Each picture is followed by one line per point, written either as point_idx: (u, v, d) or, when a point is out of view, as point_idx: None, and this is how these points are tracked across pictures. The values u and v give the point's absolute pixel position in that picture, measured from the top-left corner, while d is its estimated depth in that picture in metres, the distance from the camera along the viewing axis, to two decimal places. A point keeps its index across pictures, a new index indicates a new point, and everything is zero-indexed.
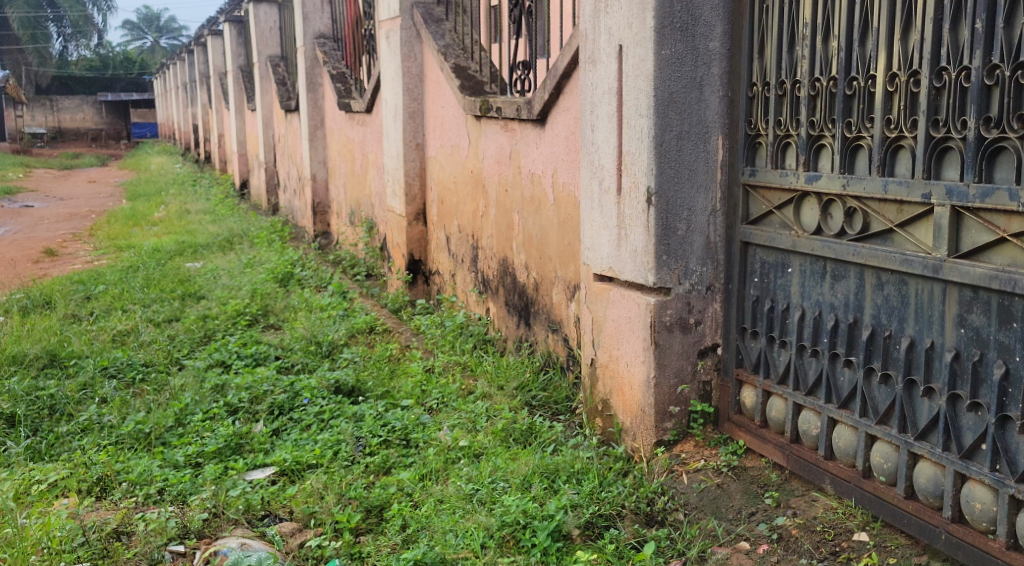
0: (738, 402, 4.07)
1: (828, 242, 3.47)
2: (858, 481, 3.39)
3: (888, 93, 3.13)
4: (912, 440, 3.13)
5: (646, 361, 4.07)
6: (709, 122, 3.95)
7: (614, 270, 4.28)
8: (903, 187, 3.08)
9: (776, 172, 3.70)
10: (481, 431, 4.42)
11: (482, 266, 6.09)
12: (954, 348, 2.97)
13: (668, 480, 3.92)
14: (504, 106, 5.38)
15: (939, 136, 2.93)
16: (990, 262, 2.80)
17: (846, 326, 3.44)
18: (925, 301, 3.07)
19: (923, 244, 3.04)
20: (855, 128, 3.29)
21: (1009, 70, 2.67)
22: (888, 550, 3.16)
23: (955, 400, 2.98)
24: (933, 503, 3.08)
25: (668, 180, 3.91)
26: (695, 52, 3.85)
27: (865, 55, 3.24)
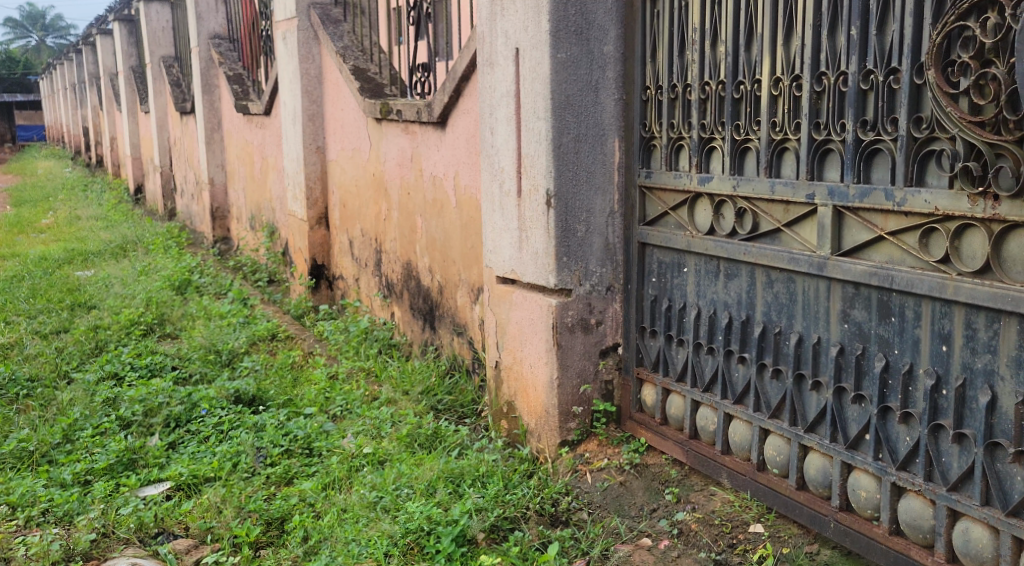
0: (639, 400, 4.15)
1: (720, 242, 3.56)
2: (753, 474, 3.48)
3: (773, 96, 3.24)
4: (802, 433, 3.24)
5: (549, 362, 4.11)
6: (605, 125, 4.00)
7: (516, 272, 4.30)
8: (789, 188, 3.18)
9: (670, 174, 3.78)
10: (385, 438, 4.38)
11: (386, 270, 6.03)
12: (839, 343, 3.08)
13: (573, 481, 3.98)
14: (405, 109, 5.35)
15: (821, 139, 3.04)
16: (869, 260, 2.91)
17: (739, 324, 3.54)
18: (811, 298, 3.18)
19: (808, 243, 3.14)
20: (743, 130, 3.39)
21: (881, 75, 2.77)
22: (782, 541, 3.26)
23: (840, 393, 3.09)
24: (822, 493, 3.19)
25: (567, 183, 3.95)
26: (590, 55, 3.89)
27: (751, 60, 3.34)
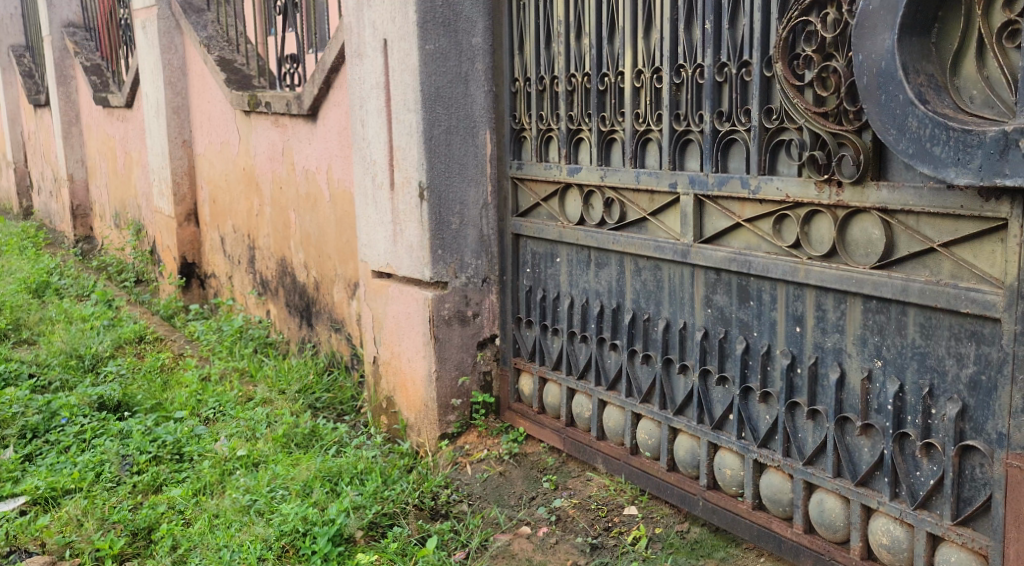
0: (517, 390, 4.19)
1: (590, 232, 3.62)
2: (627, 458, 3.56)
3: (635, 88, 3.31)
4: (672, 416, 3.33)
5: (427, 356, 4.09)
6: (476, 117, 4.00)
7: (391, 266, 4.25)
8: (653, 177, 3.26)
9: (540, 165, 3.83)
10: (260, 438, 4.27)
11: (260, 267, 5.87)
12: (703, 327, 3.18)
13: (453, 473, 3.98)
14: (273, 101, 5.22)
15: (681, 129, 3.12)
16: (728, 246, 3.01)
17: (610, 311, 3.61)
18: (677, 285, 3.27)
19: (672, 231, 3.23)
20: (609, 122, 3.45)
21: (735, 68, 2.86)
22: (655, 521, 3.34)
23: (706, 376, 3.19)
24: (691, 473, 3.29)
25: (439, 175, 3.93)
26: (458, 47, 3.89)
27: (614, 53, 3.41)
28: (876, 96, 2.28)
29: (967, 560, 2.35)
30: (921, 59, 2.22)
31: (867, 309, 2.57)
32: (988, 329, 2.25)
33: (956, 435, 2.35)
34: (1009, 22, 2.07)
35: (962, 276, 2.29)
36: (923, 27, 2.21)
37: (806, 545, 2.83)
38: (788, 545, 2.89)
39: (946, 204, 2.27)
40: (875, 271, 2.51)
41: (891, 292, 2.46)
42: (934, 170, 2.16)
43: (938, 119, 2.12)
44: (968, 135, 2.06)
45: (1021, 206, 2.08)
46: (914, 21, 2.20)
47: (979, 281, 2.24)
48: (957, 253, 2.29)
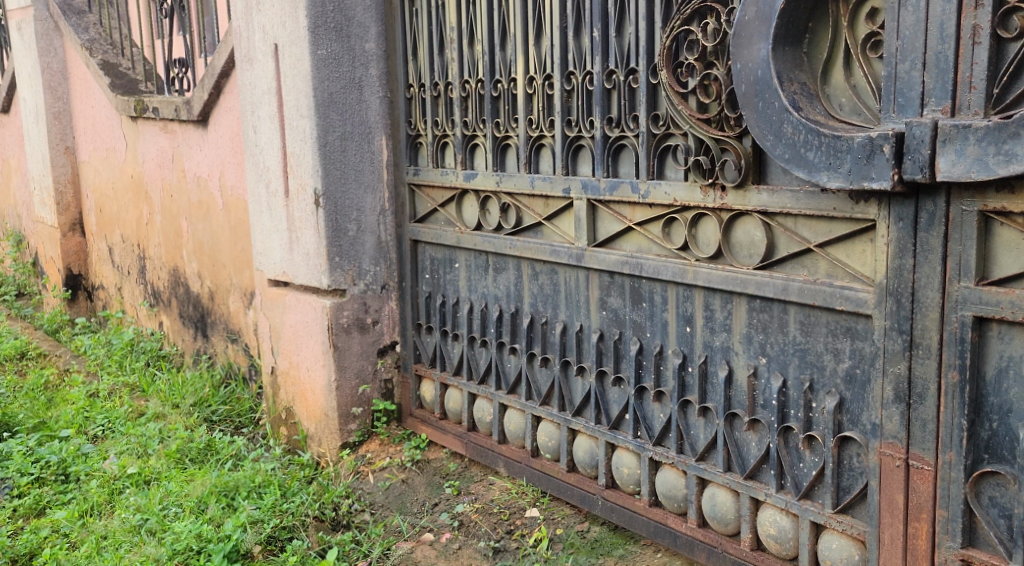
0: (419, 397, 4.18)
1: (488, 237, 3.64)
2: (528, 461, 3.59)
3: (528, 95, 3.35)
4: (570, 417, 3.37)
5: (326, 365, 4.04)
6: (371, 122, 3.98)
7: (287, 274, 4.18)
8: (547, 182, 3.30)
9: (437, 171, 3.84)
10: (152, 455, 4.14)
11: (152, 277, 5.69)
12: (599, 329, 3.24)
13: (354, 482, 3.92)
14: (162, 106, 5.09)
15: (572, 135, 3.18)
16: (621, 249, 3.07)
17: (509, 315, 3.63)
18: (573, 288, 3.32)
19: (567, 235, 3.28)
20: (503, 128, 3.48)
21: (622, 75, 2.93)
22: (556, 522, 3.37)
23: (602, 377, 3.24)
24: (590, 473, 3.33)
25: (335, 182, 3.88)
26: (351, 53, 3.86)
27: (507, 59, 3.45)
28: (753, 103, 2.37)
29: (848, 545, 2.46)
30: (793, 68, 2.32)
31: (752, 308, 2.66)
32: (862, 325, 2.35)
33: (835, 427, 2.45)
34: (872, 34, 2.18)
35: (837, 274, 2.39)
36: (795, 37, 2.32)
37: (700, 539, 2.90)
38: (684, 540, 2.96)
39: (820, 206, 2.38)
40: (757, 271, 2.60)
41: (773, 291, 2.55)
42: (808, 174, 2.25)
43: (810, 125, 2.22)
44: (838, 141, 2.16)
45: (888, 207, 2.19)
46: (786, 31, 2.30)
47: (852, 280, 2.34)
48: (832, 253, 2.39)
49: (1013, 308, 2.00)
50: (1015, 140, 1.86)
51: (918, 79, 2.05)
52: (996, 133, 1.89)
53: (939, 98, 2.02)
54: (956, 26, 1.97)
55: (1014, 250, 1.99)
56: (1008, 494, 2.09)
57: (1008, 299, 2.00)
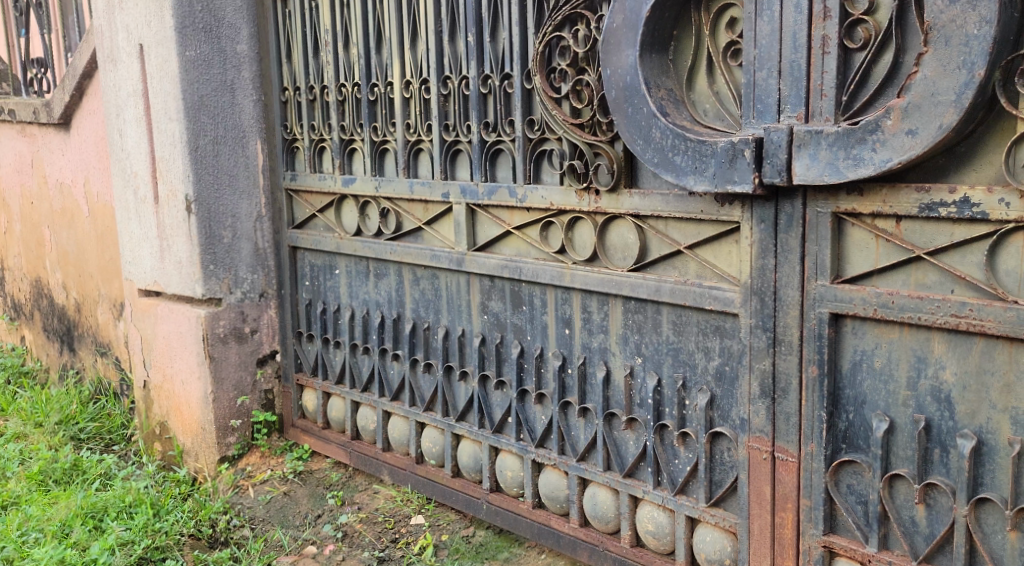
0: (300, 407, 4.09)
1: (368, 242, 3.59)
2: (412, 468, 3.55)
3: (405, 99, 3.33)
4: (454, 422, 3.35)
5: (202, 377, 3.90)
6: (244, 127, 3.87)
7: (158, 284, 4.01)
8: (426, 187, 3.29)
9: (314, 176, 3.77)
10: (11, 478, 3.90)
11: (12, 290, 5.38)
12: (480, 333, 3.24)
13: (234, 497, 3.80)
14: (19, 108, 4.82)
15: (450, 140, 3.17)
16: (500, 253, 3.08)
17: (391, 322, 3.59)
18: (454, 293, 3.31)
19: (447, 240, 3.27)
20: (381, 132, 3.45)
21: (497, 80, 2.94)
22: (441, 528, 3.35)
23: (484, 381, 3.24)
24: (474, 477, 3.32)
25: (207, 187, 3.76)
26: (222, 55, 3.74)
27: (382, 63, 3.42)
28: (623, 108, 2.42)
29: (721, 537, 2.53)
30: (660, 75, 2.38)
31: (627, 309, 2.71)
32: (729, 323, 2.43)
33: (707, 423, 2.52)
34: (731, 42, 2.26)
35: (706, 275, 2.46)
36: (661, 45, 2.38)
37: (582, 538, 2.94)
38: (567, 540, 2.98)
39: (688, 209, 2.44)
40: (631, 273, 2.65)
41: (647, 292, 2.61)
42: (675, 178, 2.31)
43: (677, 130, 2.28)
44: (703, 146, 2.23)
45: (751, 209, 2.27)
46: (652, 39, 2.36)
47: (720, 280, 2.41)
48: (700, 254, 2.46)
49: (865, 304, 2.10)
50: (862, 145, 1.96)
51: (775, 87, 2.14)
52: (845, 138, 1.99)
53: (794, 105, 2.11)
54: (807, 36, 2.06)
55: (864, 250, 2.10)
56: (863, 481, 2.20)
57: (860, 296, 2.10)
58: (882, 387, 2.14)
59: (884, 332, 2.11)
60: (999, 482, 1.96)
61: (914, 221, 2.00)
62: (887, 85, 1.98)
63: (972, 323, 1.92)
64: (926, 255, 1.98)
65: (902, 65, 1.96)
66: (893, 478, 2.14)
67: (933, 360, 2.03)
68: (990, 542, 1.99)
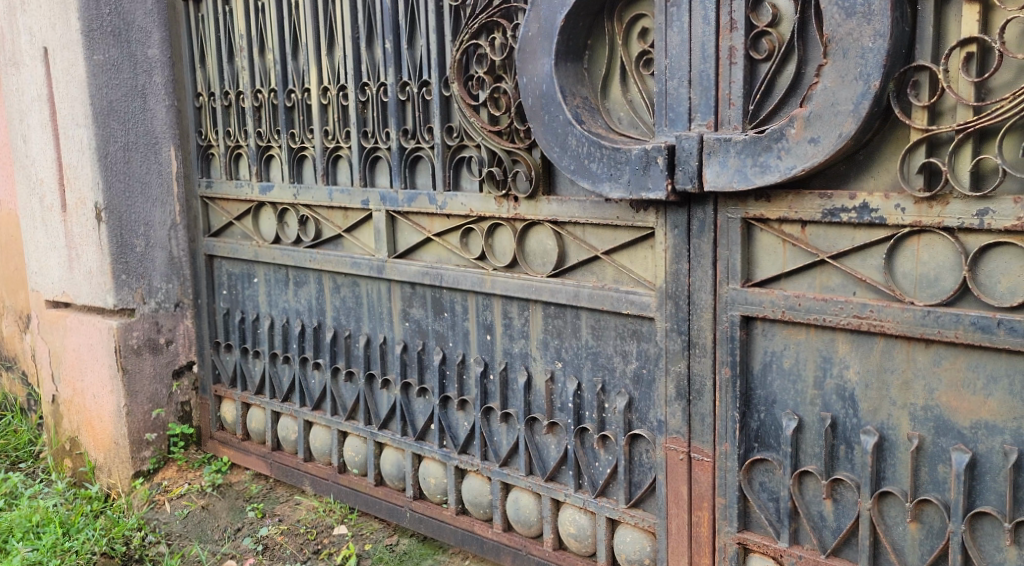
0: (218, 418, 4.01)
1: (286, 250, 3.54)
2: (335, 477, 3.51)
3: (322, 105, 3.30)
4: (376, 430, 3.33)
5: (114, 390, 3.78)
6: (157, 132, 3.78)
7: (67, 294, 3.88)
8: (345, 194, 3.26)
9: (230, 183, 3.71)
10: None
11: None
12: (402, 341, 3.22)
13: (149, 513, 3.70)
14: None
15: (369, 147, 3.15)
16: (421, 260, 3.08)
17: (311, 330, 3.55)
18: (375, 300, 3.29)
19: (367, 246, 3.25)
20: (298, 139, 3.41)
21: (416, 87, 2.94)
22: (365, 537, 3.31)
23: (406, 389, 3.22)
24: (397, 485, 3.30)
25: (118, 195, 3.65)
26: (132, 59, 3.65)
27: (299, 69, 3.39)
28: (540, 116, 2.44)
29: (640, 537, 2.57)
30: (575, 83, 2.42)
31: (547, 314, 2.74)
32: (646, 327, 2.47)
33: (625, 426, 2.57)
34: (643, 52, 2.31)
35: (623, 280, 2.50)
36: (576, 54, 2.42)
37: (505, 542, 2.94)
38: (490, 545, 2.99)
39: (605, 215, 2.48)
40: (551, 279, 2.68)
41: (566, 297, 2.64)
42: (592, 185, 2.35)
43: (593, 138, 2.32)
44: (617, 153, 2.27)
45: (665, 215, 2.32)
46: (567, 48, 2.39)
47: (636, 285, 2.46)
48: (617, 259, 2.51)
49: (774, 306, 2.16)
50: (768, 152, 2.03)
51: (685, 96, 2.20)
52: (753, 146, 2.05)
53: (704, 113, 2.17)
54: (715, 47, 2.12)
55: (773, 254, 2.17)
56: (775, 478, 2.26)
57: (769, 299, 2.17)
58: (791, 387, 2.21)
59: (792, 333, 2.18)
60: (899, 475, 2.05)
61: (818, 226, 2.07)
62: (791, 95, 2.06)
63: (873, 323, 2.00)
64: (830, 258, 2.05)
65: (803, 75, 2.04)
66: (803, 474, 2.21)
67: (838, 359, 2.11)
68: (893, 533, 2.07)
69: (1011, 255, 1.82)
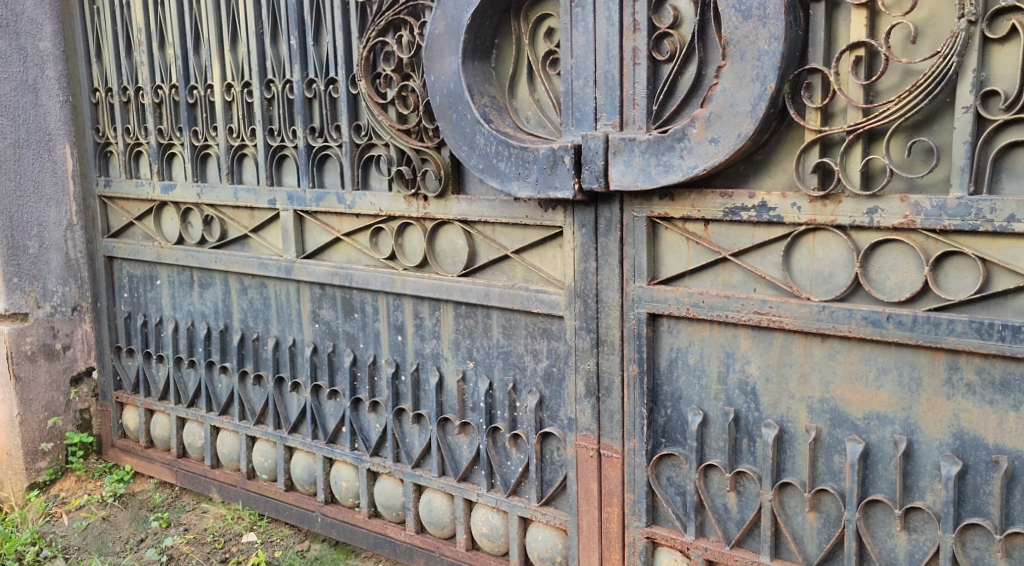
0: (120, 426, 3.87)
1: (190, 251, 3.43)
2: (244, 484, 3.42)
3: (226, 102, 3.22)
4: (286, 434, 3.26)
5: (6, 399, 3.60)
6: (50, 129, 3.62)
7: None
8: (251, 193, 3.18)
9: (130, 182, 3.58)
10: None
11: None
12: (312, 343, 3.16)
13: (45, 526, 3.54)
14: None
15: (275, 145, 3.08)
16: (330, 261, 3.02)
17: (217, 333, 3.44)
18: (283, 302, 3.22)
19: (275, 247, 3.18)
20: (201, 136, 3.31)
21: (322, 84, 2.89)
22: (275, 544, 3.24)
23: (317, 391, 3.16)
24: (308, 490, 3.24)
25: (8, 195, 3.49)
26: (22, 52, 3.49)
27: (201, 65, 3.29)
28: (447, 114, 2.43)
29: (552, 535, 2.59)
30: (483, 82, 2.41)
31: (457, 314, 2.72)
32: (555, 325, 2.49)
33: (536, 424, 2.57)
34: (550, 52, 2.32)
35: (532, 279, 2.51)
36: (483, 52, 2.41)
37: (418, 545, 2.92)
38: (402, 548, 2.96)
39: (514, 214, 2.48)
40: (460, 278, 2.66)
41: (476, 297, 2.63)
42: (500, 184, 2.34)
43: (500, 137, 2.32)
44: (525, 152, 2.27)
45: (573, 215, 2.34)
46: (474, 46, 2.39)
47: (546, 284, 2.47)
48: (526, 258, 2.51)
49: (678, 304, 2.20)
50: (671, 152, 2.06)
51: (591, 96, 2.21)
52: (656, 146, 2.09)
53: (609, 114, 2.19)
54: (619, 47, 2.15)
55: (677, 252, 2.20)
56: (681, 473, 2.30)
57: (674, 296, 2.20)
58: (696, 382, 2.25)
59: (697, 330, 2.22)
60: (798, 467, 2.11)
61: (720, 224, 2.11)
62: (692, 96, 2.09)
63: (773, 319, 2.05)
64: (731, 256, 2.10)
65: (704, 77, 2.07)
66: (708, 469, 2.25)
67: (740, 355, 2.16)
68: (793, 523, 2.13)
69: (898, 253, 1.88)
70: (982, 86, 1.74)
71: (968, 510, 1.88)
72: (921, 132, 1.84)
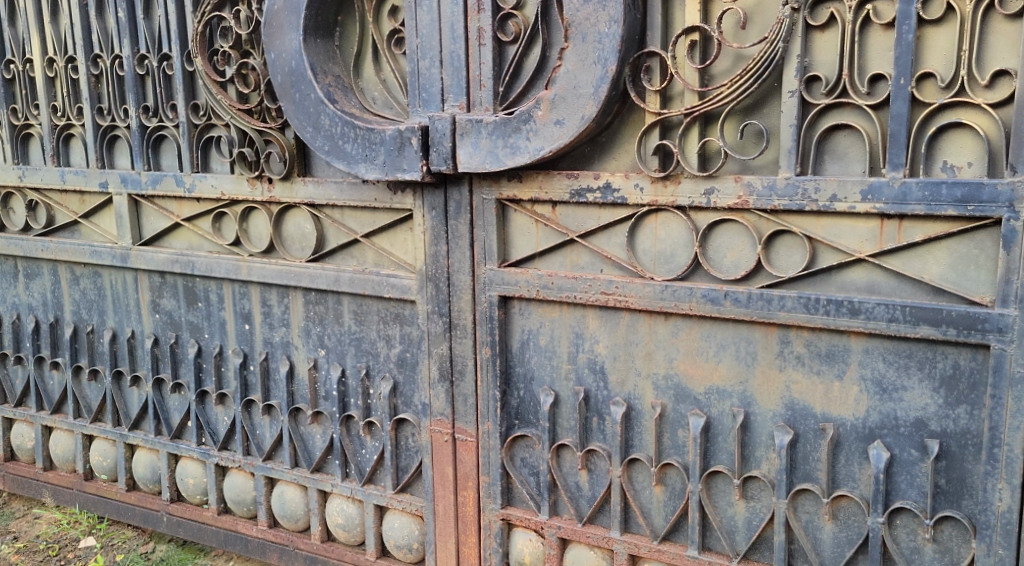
0: None
1: (13, 239, 3.18)
2: (81, 486, 3.21)
3: (49, 78, 2.99)
4: (126, 432, 3.08)
5: None
6: None
7: None
8: (80, 176, 2.97)
9: None
10: None
11: None
12: (152, 334, 2.98)
13: None
14: None
15: (105, 124, 2.89)
16: (170, 247, 2.87)
17: (47, 327, 3.21)
18: (120, 292, 3.02)
19: (108, 234, 2.99)
20: (21, 115, 3.07)
21: (154, 60, 2.73)
22: (116, 547, 3.07)
23: (159, 385, 2.99)
24: (152, 489, 3.07)
25: None
26: None
27: (19, 37, 3.04)
28: (290, 94, 2.34)
29: (408, 523, 2.56)
30: (326, 60, 2.33)
31: (307, 300, 2.63)
32: (408, 310, 2.45)
33: (391, 411, 2.53)
34: (394, 31, 2.27)
35: (383, 263, 2.46)
36: (325, 30, 2.33)
37: (270, 539, 2.82)
38: (255, 544, 2.85)
39: (362, 197, 2.42)
40: (309, 264, 2.57)
41: (326, 283, 2.54)
42: (346, 166, 2.28)
43: (346, 118, 2.25)
44: (371, 133, 2.21)
45: (422, 197, 2.31)
46: (316, 23, 2.30)
47: (397, 268, 2.42)
48: (377, 242, 2.46)
49: (529, 286, 2.21)
50: (518, 134, 2.06)
51: (437, 76, 2.18)
52: (503, 128, 2.08)
53: (455, 95, 2.16)
54: (464, 28, 2.12)
55: (526, 234, 2.21)
56: (534, 453, 2.32)
57: (524, 278, 2.21)
58: (547, 363, 2.26)
59: (547, 311, 2.23)
60: (645, 442, 2.16)
61: (567, 206, 2.13)
62: (537, 77, 2.10)
63: (619, 299, 2.09)
64: (579, 237, 2.12)
65: (548, 59, 2.08)
66: (560, 448, 2.28)
67: (589, 335, 2.19)
68: (641, 497, 2.19)
69: (734, 232, 1.95)
70: (806, 71, 1.82)
71: (799, 476, 1.98)
72: (753, 115, 1.90)
